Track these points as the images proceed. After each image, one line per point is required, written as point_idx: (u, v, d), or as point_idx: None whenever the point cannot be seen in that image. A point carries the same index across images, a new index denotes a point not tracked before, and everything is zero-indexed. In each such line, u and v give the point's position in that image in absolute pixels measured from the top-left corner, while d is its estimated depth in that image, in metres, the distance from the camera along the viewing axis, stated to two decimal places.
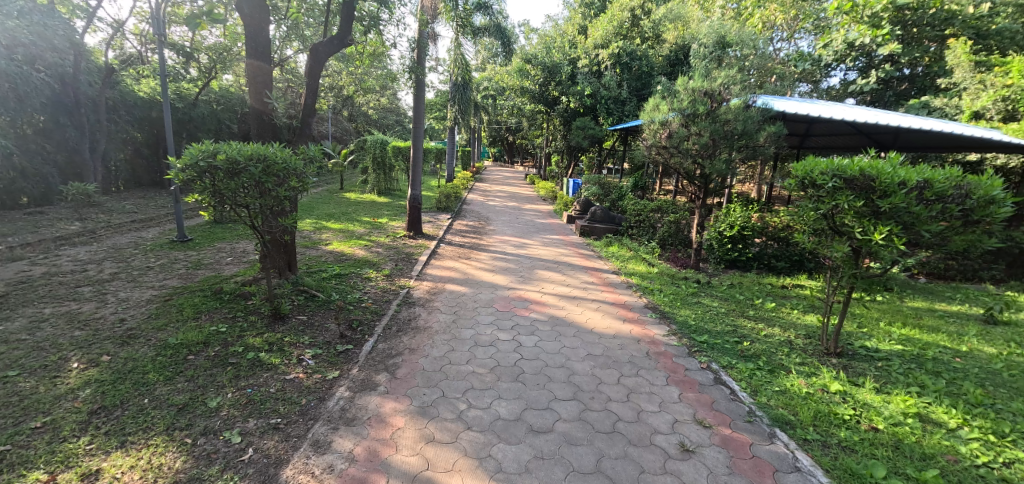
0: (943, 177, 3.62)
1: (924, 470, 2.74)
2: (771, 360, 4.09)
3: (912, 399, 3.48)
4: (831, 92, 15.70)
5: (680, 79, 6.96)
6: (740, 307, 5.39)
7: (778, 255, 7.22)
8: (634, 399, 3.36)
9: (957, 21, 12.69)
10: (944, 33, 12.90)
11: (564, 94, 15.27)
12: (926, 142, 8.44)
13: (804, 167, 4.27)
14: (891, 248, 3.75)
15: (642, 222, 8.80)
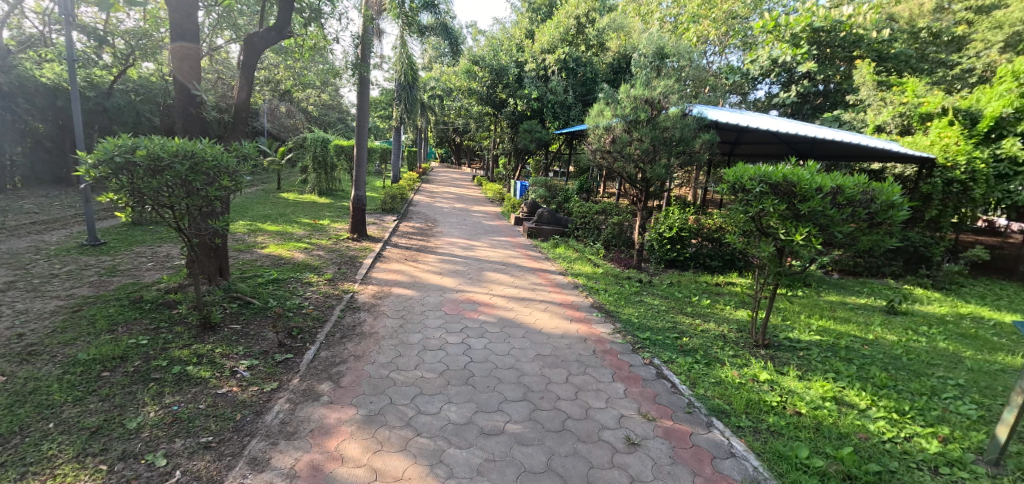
0: (852, 184, 4.01)
1: (840, 447, 3.01)
2: (707, 353, 4.34)
3: (829, 384, 3.84)
4: (757, 104, 17.01)
5: (622, 86, 7.23)
6: (680, 304, 5.69)
7: (712, 254, 7.68)
8: (582, 397, 3.43)
9: (863, 44, 14.30)
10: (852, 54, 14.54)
11: (512, 96, 15.65)
12: (836, 151, 9.34)
13: (734, 173, 4.51)
14: (810, 247, 4.11)
15: (587, 223, 9.06)
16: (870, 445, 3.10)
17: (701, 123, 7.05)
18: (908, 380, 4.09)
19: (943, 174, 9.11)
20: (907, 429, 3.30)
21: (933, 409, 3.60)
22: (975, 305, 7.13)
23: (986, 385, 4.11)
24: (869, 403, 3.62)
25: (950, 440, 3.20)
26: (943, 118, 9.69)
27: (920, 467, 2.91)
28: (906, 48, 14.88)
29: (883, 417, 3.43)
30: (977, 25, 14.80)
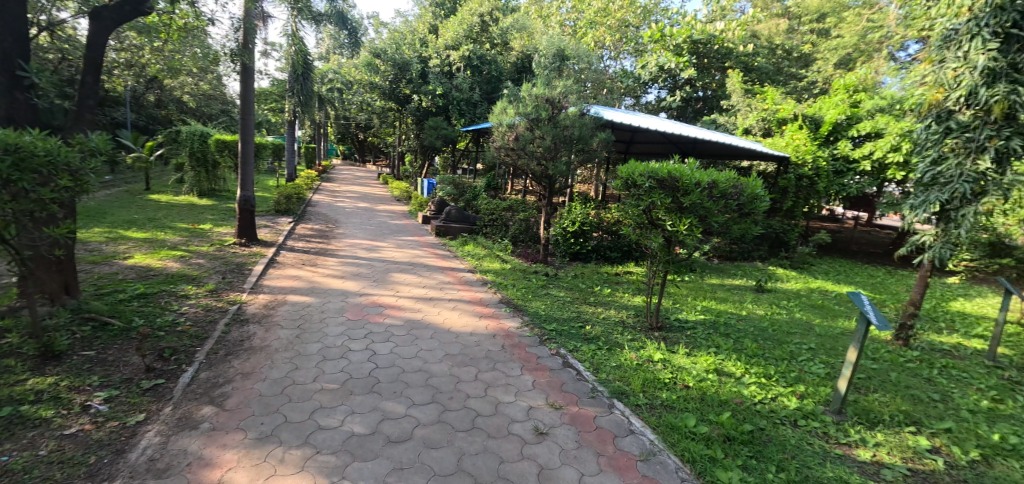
0: (725, 179, 4.51)
1: (721, 413, 3.37)
2: (608, 339, 4.60)
3: (711, 358, 4.28)
4: (647, 107, 18.47)
5: (524, 85, 7.40)
6: (583, 295, 5.98)
7: (612, 246, 8.19)
8: (491, 393, 3.45)
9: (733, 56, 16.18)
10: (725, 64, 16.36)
11: (416, 92, 15.22)
12: (713, 150, 10.46)
13: (627, 170, 4.88)
14: (692, 237, 4.55)
15: (495, 220, 9.17)
16: (744, 407, 3.51)
17: (598, 122, 7.46)
18: (773, 348, 4.71)
19: (796, 171, 10.62)
20: (773, 390, 3.79)
21: (791, 371, 4.19)
22: (822, 280, 8.44)
23: (830, 347, 4.87)
24: (744, 371, 4.10)
25: (805, 396, 3.74)
26: (795, 123, 11.31)
27: (784, 422, 3.36)
28: (765, 62, 17.15)
29: (754, 382, 3.91)
30: (818, 45, 17.54)
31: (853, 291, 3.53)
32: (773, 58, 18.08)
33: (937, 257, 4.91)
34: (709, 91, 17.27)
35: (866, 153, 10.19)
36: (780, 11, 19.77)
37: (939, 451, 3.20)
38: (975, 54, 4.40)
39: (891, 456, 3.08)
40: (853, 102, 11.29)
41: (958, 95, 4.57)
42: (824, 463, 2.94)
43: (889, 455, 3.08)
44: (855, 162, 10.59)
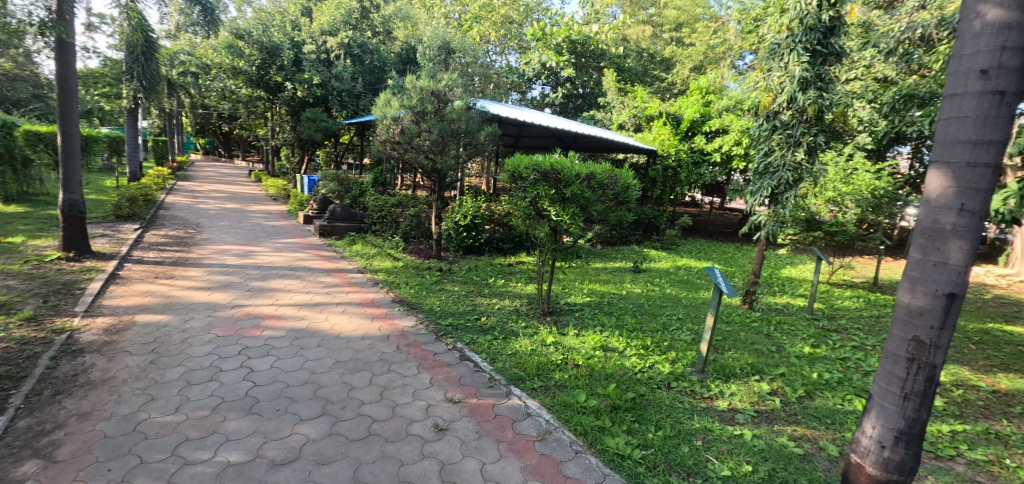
0: (601, 171, 4.88)
1: (607, 385, 3.67)
2: (503, 329, 4.73)
3: (597, 336, 4.63)
4: (532, 102, 19.15)
5: (408, 77, 7.18)
6: (478, 287, 6.05)
7: (504, 238, 8.39)
8: (387, 397, 3.35)
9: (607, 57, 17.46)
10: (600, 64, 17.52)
11: (289, 80, 13.93)
12: (592, 143, 11.23)
13: (513, 163, 5.03)
14: (575, 225, 4.85)
15: (385, 217, 8.84)
16: (626, 377, 3.87)
17: (485, 116, 7.54)
18: (649, 321, 5.25)
19: (662, 162, 11.85)
20: (650, 359, 4.22)
21: (664, 340, 4.70)
22: (687, 259, 9.57)
23: (693, 316, 5.57)
24: (625, 345, 4.50)
25: (676, 361, 4.23)
26: (660, 120, 12.59)
27: (660, 386, 3.77)
28: (634, 63, 18.82)
29: (634, 354, 4.32)
30: (677, 51, 19.71)
31: (709, 266, 4.05)
32: (640, 60, 19.91)
33: (771, 233, 5.85)
34: (587, 88, 18.53)
35: (716, 146, 11.76)
36: (645, 18, 21.81)
37: (777, 393, 3.85)
38: (794, 65, 5.26)
39: (742, 402, 3.62)
40: (705, 102, 12.90)
41: (783, 98, 5.43)
42: (693, 417, 3.35)
43: (741, 402, 3.62)
44: (708, 154, 12.15)
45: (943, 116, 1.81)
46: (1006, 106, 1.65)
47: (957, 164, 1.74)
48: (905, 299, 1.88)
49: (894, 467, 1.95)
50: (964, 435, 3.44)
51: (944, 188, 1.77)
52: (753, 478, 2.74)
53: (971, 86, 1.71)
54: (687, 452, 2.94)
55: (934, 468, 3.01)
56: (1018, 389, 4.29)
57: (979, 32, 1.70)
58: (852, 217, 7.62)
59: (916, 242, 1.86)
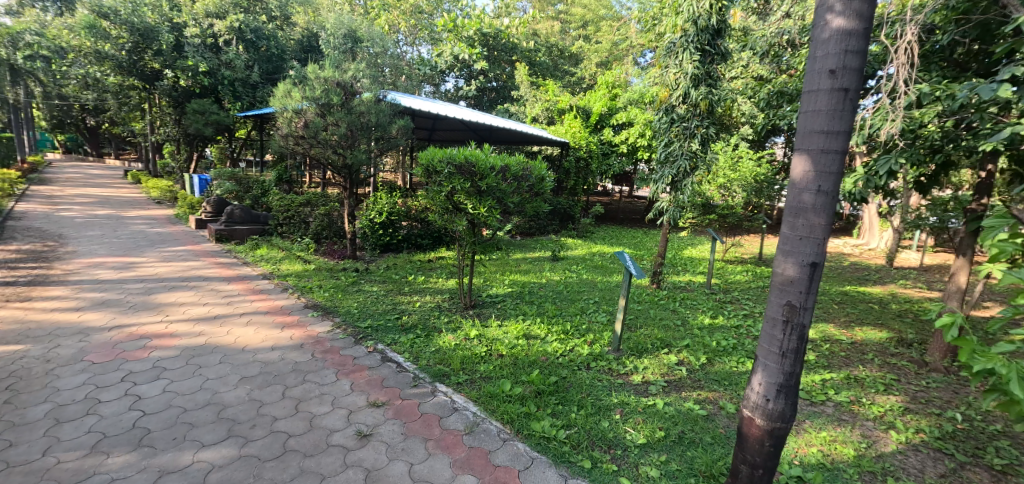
0: (515, 163, 4.97)
1: (531, 372, 3.77)
2: (426, 326, 4.66)
3: (519, 325, 4.74)
4: (447, 95, 18.89)
5: (310, 66, 6.71)
6: (398, 285, 5.89)
7: (422, 233, 8.24)
8: (304, 409, 3.16)
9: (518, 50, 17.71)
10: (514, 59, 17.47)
11: (170, 68, 12.41)
12: (507, 136, 11.35)
13: (427, 157, 4.94)
14: (492, 217, 4.89)
15: (292, 218, 8.26)
16: (548, 362, 4.00)
17: (396, 109, 7.30)
18: (567, 307, 5.48)
19: (575, 153, 12.32)
20: (570, 343, 4.40)
21: (582, 324, 4.94)
22: (600, 245, 10.08)
23: (608, 299, 5.89)
24: (547, 331, 4.66)
25: (594, 342, 4.46)
26: (571, 112, 13.05)
27: (580, 368, 3.95)
28: (545, 57, 19.27)
29: (555, 339, 4.48)
30: (584, 47, 20.55)
31: (619, 250, 4.31)
32: (551, 54, 20.44)
33: (672, 218, 6.34)
34: (501, 81, 18.65)
35: (623, 137, 12.40)
36: (553, 14, 22.42)
37: (683, 363, 4.21)
38: (688, 63, 5.70)
39: (654, 374, 3.92)
40: (611, 95, 13.53)
41: (679, 93, 5.88)
42: (611, 393, 3.56)
43: (653, 374, 3.92)
44: (616, 145, 12.84)
45: (804, 109, 2.07)
46: (850, 99, 1.93)
47: (815, 150, 2.00)
48: (780, 268, 2.12)
49: (775, 417, 2.17)
50: (832, 382, 4.03)
51: (806, 172, 2.03)
52: (665, 443, 2.99)
53: (822, 82, 1.97)
54: (607, 427, 3.12)
55: (810, 413, 3.49)
56: (869, 340, 5.10)
57: (828, 36, 1.96)
58: (739, 201, 8.51)
59: (786, 220, 2.11)
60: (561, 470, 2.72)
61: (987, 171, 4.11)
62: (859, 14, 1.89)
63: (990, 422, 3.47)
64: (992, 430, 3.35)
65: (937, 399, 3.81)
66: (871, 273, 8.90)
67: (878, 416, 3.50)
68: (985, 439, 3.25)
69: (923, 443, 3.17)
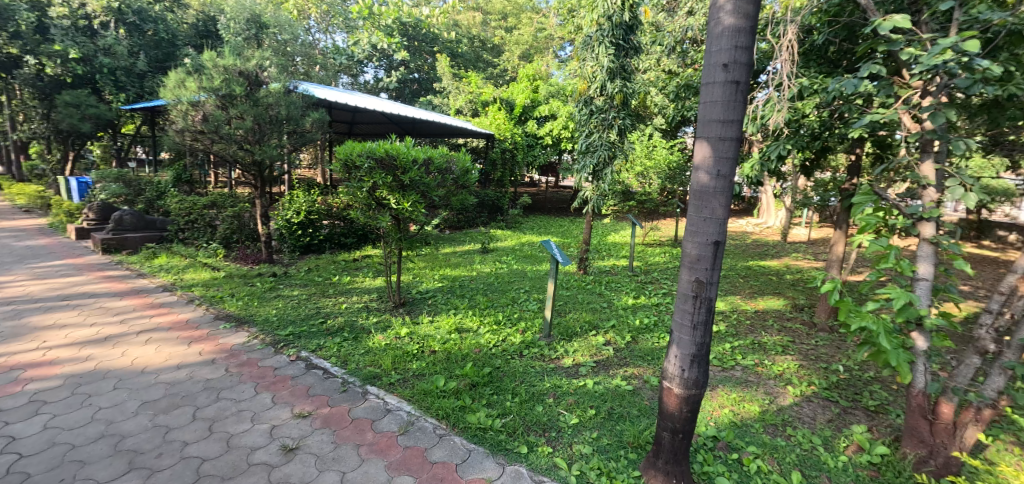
0: (439, 155, 4.91)
1: (464, 365, 3.76)
2: (353, 328, 4.48)
3: (452, 319, 4.72)
4: (366, 86, 18.13)
5: (206, 53, 6.10)
6: (321, 288, 5.59)
7: (345, 232, 7.89)
8: (220, 429, 2.92)
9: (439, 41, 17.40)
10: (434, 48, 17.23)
11: (31, 53, 10.72)
12: (431, 129, 11.13)
13: (344, 151, 4.72)
14: (418, 212, 4.79)
15: (195, 222, 7.51)
16: (482, 353, 4.02)
17: (309, 101, 6.88)
18: (499, 297, 5.53)
19: (500, 145, 12.38)
20: (502, 333, 4.45)
21: (514, 313, 5.02)
22: (529, 235, 10.26)
23: (538, 287, 6.03)
24: (479, 323, 4.68)
25: (526, 330, 4.55)
26: (495, 104, 13.08)
27: (513, 356, 4.01)
28: (466, 49, 19.12)
29: (488, 330, 4.51)
30: (505, 39, 20.68)
31: (544, 239, 4.41)
32: (472, 46, 20.30)
33: (596, 206, 6.61)
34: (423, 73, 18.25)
35: (547, 129, 12.87)
36: (473, 5, 22.29)
37: (610, 343, 4.43)
38: (603, 56, 5.92)
39: (584, 356, 4.08)
40: (534, 88, 13.87)
41: (596, 85, 6.10)
42: (544, 378, 3.66)
43: (582, 356, 4.08)
44: (540, 137, 13.12)
45: (702, 99, 2.24)
46: (740, 91, 2.13)
47: (713, 137, 2.18)
48: (687, 247, 2.29)
49: (690, 385, 2.36)
50: (739, 348, 4.45)
51: (707, 158, 2.20)
52: (596, 420, 3.14)
53: (717, 75, 2.14)
54: (541, 411, 3.21)
55: (722, 378, 3.83)
56: (769, 308, 5.68)
57: (720, 33, 2.13)
58: (655, 187, 9.06)
59: (692, 203, 2.28)
60: (499, 458, 2.77)
61: (856, 155, 4.70)
62: (745, 13, 2.07)
63: (864, 370, 4.03)
64: (866, 377, 3.89)
65: (824, 354, 4.34)
66: (769, 249, 9.89)
67: (778, 374, 3.92)
68: (861, 385, 3.76)
69: (814, 394, 3.61)
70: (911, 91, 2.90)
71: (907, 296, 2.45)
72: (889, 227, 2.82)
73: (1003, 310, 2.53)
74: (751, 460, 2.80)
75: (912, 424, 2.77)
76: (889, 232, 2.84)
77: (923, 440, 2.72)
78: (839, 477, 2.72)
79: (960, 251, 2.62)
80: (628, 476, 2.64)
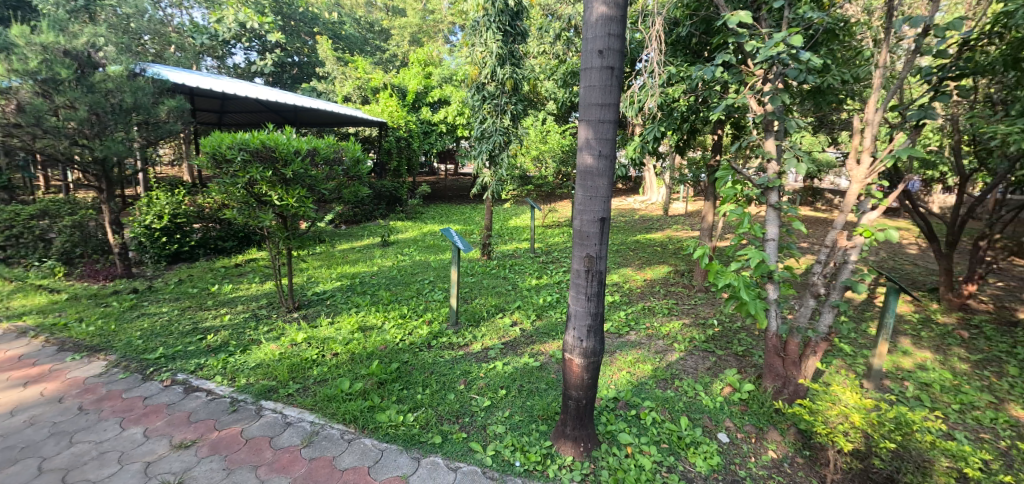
0: (324, 145, 4.59)
1: (370, 364, 3.62)
2: (241, 340, 4.07)
3: (353, 318, 4.50)
4: (236, 71, 16.25)
5: (14, 27, 4.99)
6: (197, 300, 4.98)
7: (222, 235, 7.12)
8: (78, 478, 2.51)
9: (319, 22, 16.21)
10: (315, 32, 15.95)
11: None
12: (317, 118, 10.35)
13: (211, 143, 4.19)
14: (305, 207, 4.45)
15: (19, 236, 6.12)
16: (388, 349, 3.90)
17: (164, 87, 5.99)
18: (403, 290, 5.39)
19: (394, 133, 11.92)
20: (408, 327, 4.35)
21: (419, 304, 4.93)
22: (431, 225, 10.10)
23: (443, 276, 5.99)
24: (384, 319, 4.52)
25: (432, 321, 4.50)
26: (386, 90, 12.53)
27: (422, 348, 3.96)
28: (350, 31, 17.98)
29: (393, 325, 4.38)
30: (392, 23, 19.85)
31: (444, 227, 4.38)
32: (357, 28, 19.14)
33: (495, 192, 6.70)
34: (303, 56, 16.83)
35: (441, 116, 12.70)
36: None
37: (517, 323, 4.56)
38: (491, 42, 5.94)
39: (492, 339, 4.16)
40: (425, 74, 13.54)
41: (486, 71, 6.11)
42: (454, 366, 3.67)
43: (490, 339, 4.15)
44: (434, 124, 13.00)
45: (582, 84, 2.35)
46: (615, 76, 2.27)
47: (594, 120, 2.31)
48: (577, 225, 2.42)
49: (589, 353, 2.52)
50: (632, 314, 4.85)
51: (590, 139, 2.33)
52: (507, 399, 3.24)
53: (594, 61, 2.26)
54: (453, 398, 3.22)
55: (619, 344, 4.15)
56: (656, 276, 6.26)
57: (595, 21, 2.24)
58: (550, 171, 9.42)
59: (579, 183, 2.40)
60: (414, 453, 2.74)
61: (717, 134, 5.30)
62: (615, 2, 2.21)
63: (733, 321, 4.63)
64: (734, 327, 4.49)
65: (701, 312, 4.91)
66: (653, 223, 10.86)
67: (665, 334, 4.36)
68: (731, 335, 4.33)
69: (694, 348, 4.08)
70: (755, 78, 3.33)
71: (760, 255, 2.85)
72: (744, 196, 3.24)
73: (829, 260, 3.06)
74: (647, 414, 3.09)
75: (769, 362, 3.25)
76: (744, 201, 3.27)
77: (778, 374, 3.22)
78: (718, 415, 3.11)
79: (797, 214, 3.10)
80: (540, 447, 2.77)
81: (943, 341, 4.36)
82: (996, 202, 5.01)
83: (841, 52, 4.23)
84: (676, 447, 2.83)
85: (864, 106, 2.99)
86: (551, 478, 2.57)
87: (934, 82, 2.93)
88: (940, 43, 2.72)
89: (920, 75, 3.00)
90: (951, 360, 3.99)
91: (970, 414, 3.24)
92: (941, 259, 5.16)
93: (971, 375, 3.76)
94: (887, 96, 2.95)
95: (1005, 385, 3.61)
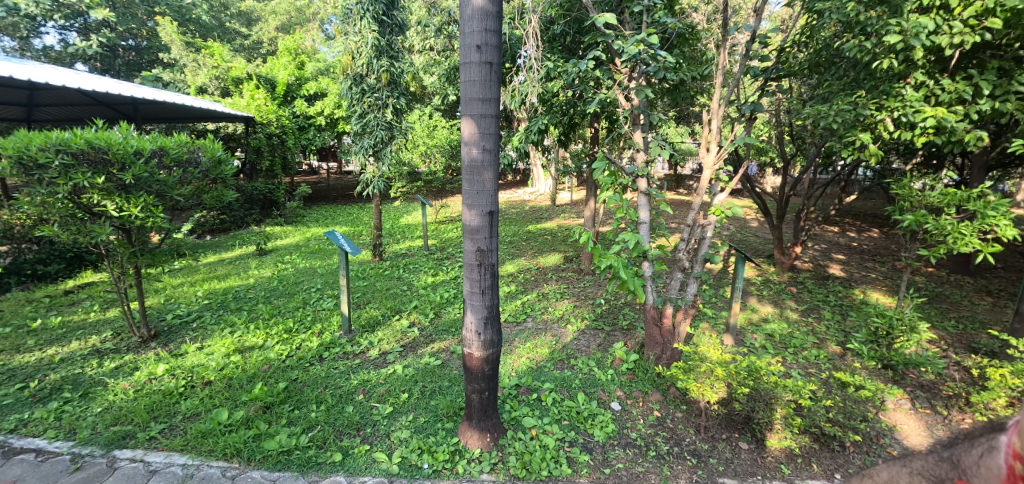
0: (174, 144, 3.98)
1: (252, 388, 3.27)
2: (79, 383, 3.41)
3: (228, 339, 4.01)
4: (48, 55, 13.43)
5: None
6: (13, 340, 4.05)
7: (42, 258, 5.88)
8: None
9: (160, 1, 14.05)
10: (153, 11, 13.70)
11: None
12: (164, 111, 8.97)
13: (13, 144, 3.42)
14: (152, 217, 3.83)
15: None
16: (272, 370, 3.53)
17: None
18: (285, 303, 4.92)
19: (264, 129, 10.75)
20: (295, 341, 4.01)
21: (306, 316, 4.55)
22: (314, 228, 9.39)
23: (332, 283, 5.61)
24: (266, 337, 4.08)
25: (322, 332, 4.20)
26: (251, 81, 11.29)
27: (312, 363, 3.67)
28: (203, 14, 15.87)
29: (276, 342, 3.98)
30: None
31: (327, 231, 4.08)
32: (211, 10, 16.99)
33: (379, 188, 6.40)
34: (141, 39, 14.41)
35: (318, 109, 11.95)
36: None
37: (415, 324, 4.46)
38: (366, 31, 5.63)
39: (390, 343, 4.01)
40: (297, 65, 12.51)
41: (363, 63, 5.77)
42: (351, 376, 3.47)
43: (389, 343, 4.01)
44: (312, 118, 12.19)
45: (462, 78, 2.35)
46: (494, 71, 2.30)
47: (477, 114, 2.32)
48: (467, 219, 2.43)
49: (488, 345, 2.56)
50: (528, 302, 5.04)
51: (473, 133, 2.34)
52: (411, 401, 3.16)
53: (472, 56, 2.26)
54: (353, 410, 3.06)
55: (518, 332, 4.28)
56: (547, 263, 6.55)
57: (472, 15, 2.24)
58: (440, 166, 9.29)
59: (465, 178, 2.41)
60: (312, 476, 2.56)
61: (593, 128, 5.65)
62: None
63: (618, 298, 5.05)
64: (619, 304, 4.90)
65: (590, 293, 5.26)
66: (542, 213, 11.34)
67: (560, 318, 4.60)
68: (617, 311, 4.71)
69: (586, 327, 4.36)
70: (623, 76, 3.58)
71: (636, 237, 3.12)
72: (619, 184, 3.50)
73: (691, 237, 3.45)
74: (547, 395, 3.24)
75: (649, 332, 3.57)
76: (619, 188, 3.53)
77: (657, 342, 3.55)
78: (610, 386, 3.38)
79: (663, 198, 3.42)
80: (447, 445, 2.76)
81: (779, 296, 5.23)
82: (811, 179, 6.04)
83: (691, 53, 4.77)
84: (576, 422, 3.01)
85: (711, 101, 3.38)
86: (460, 475, 2.58)
87: (761, 81, 3.43)
88: (764, 46, 3.15)
89: (752, 74, 3.49)
90: (786, 312, 4.82)
91: (801, 354, 3.94)
92: (775, 229, 6.10)
93: (800, 322, 4.58)
94: (728, 91, 3.35)
95: (824, 327, 4.45)
